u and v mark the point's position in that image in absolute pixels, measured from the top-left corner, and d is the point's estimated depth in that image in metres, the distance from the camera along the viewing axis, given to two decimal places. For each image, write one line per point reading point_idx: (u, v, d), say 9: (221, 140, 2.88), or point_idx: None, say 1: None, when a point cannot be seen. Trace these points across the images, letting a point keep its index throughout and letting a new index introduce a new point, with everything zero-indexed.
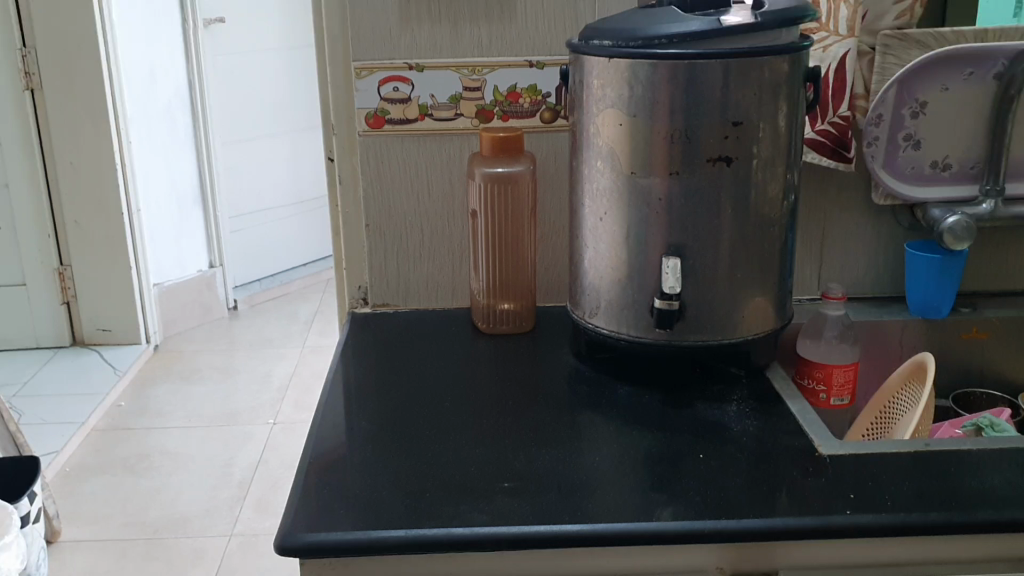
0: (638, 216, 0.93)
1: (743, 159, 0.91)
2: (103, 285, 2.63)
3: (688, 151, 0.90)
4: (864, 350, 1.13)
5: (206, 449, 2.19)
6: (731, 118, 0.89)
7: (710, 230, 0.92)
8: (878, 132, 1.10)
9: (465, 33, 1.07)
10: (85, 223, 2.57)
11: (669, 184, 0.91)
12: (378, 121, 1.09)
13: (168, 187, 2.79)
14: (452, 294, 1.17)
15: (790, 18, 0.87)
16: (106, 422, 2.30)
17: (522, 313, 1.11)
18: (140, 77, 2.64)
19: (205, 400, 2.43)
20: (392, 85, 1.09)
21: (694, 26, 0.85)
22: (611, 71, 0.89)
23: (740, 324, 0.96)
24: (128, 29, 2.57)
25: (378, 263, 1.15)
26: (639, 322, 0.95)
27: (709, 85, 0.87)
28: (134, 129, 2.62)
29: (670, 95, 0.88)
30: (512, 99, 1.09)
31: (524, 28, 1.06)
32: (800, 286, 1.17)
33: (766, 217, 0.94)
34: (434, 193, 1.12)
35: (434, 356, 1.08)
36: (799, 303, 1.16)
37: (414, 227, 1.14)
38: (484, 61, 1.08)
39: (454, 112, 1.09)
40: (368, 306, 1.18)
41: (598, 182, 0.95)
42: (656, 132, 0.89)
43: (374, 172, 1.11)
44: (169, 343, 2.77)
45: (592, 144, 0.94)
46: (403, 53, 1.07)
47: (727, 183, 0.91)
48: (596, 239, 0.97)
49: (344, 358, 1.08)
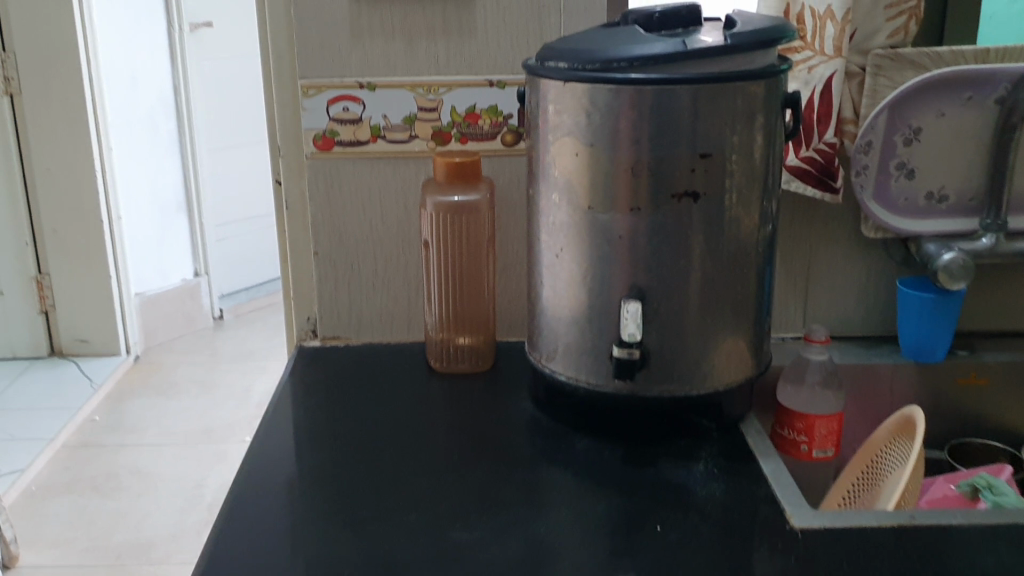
0: (598, 254, 0.84)
1: (712, 194, 0.82)
2: (81, 295, 2.57)
3: (652, 185, 0.81)
4: (850, 394, 1.04)
5: (178, 470, 2.12)
6: (699, 149, 0.80)
7: (677, 271, 0.83)
8: (868, 160, 1.01)
9: (421, 50, 0.99)
10: (63, 232, 2.51)
11: (631, 220, 0.82)
12: (327, 143, 1.01)
13: (151, 193, 2.72)
14: (407, 327, 1.09)
15: (766, 40, 0.79)
16: (78, 439, 2.23)
17: (481, 350, 1.03)
18: (121, 83, 2.56)
19: (183, 416, 2.36)
20: (342, 105, 1.01)
21: (658, 48, 0.77)
22: (568, 96, 0.81)
23: (711, 374, 0.87)
24: (108, 34, 2.50)
25: (327, 294, 1.07)
26: (599, 369, 0.87)
27: (675, 112, 0.78)
28: (114, 135, 2.56)
29: (632, 123, 0.79)
30: (471, 120, 1.01)
31: (484, 45, 0.98)
32: (782, 323, 1.09)
33: (739, 257, 0.85)
34: (388, 220, 1.04)
35: (383, 398, 0.99)
36: (781, 342, 1.08)
37: (367, 256, 1.06)
38: (440, 80, 1.00)
39: (409, 133, 1.01)
40: (318, 338, 1.10)
41: (555, 217, 0.86)
42: (618, 164, 0.81)
43: (324, 198, 1.03)
44: (150, 354, 2.70)
45: (548, 175, 0.86)
46: (354, 71, 0.99)
47: (695, 221, 0.82)
48: (553, 278, 0.88)
49: (286, 398, 1.00)
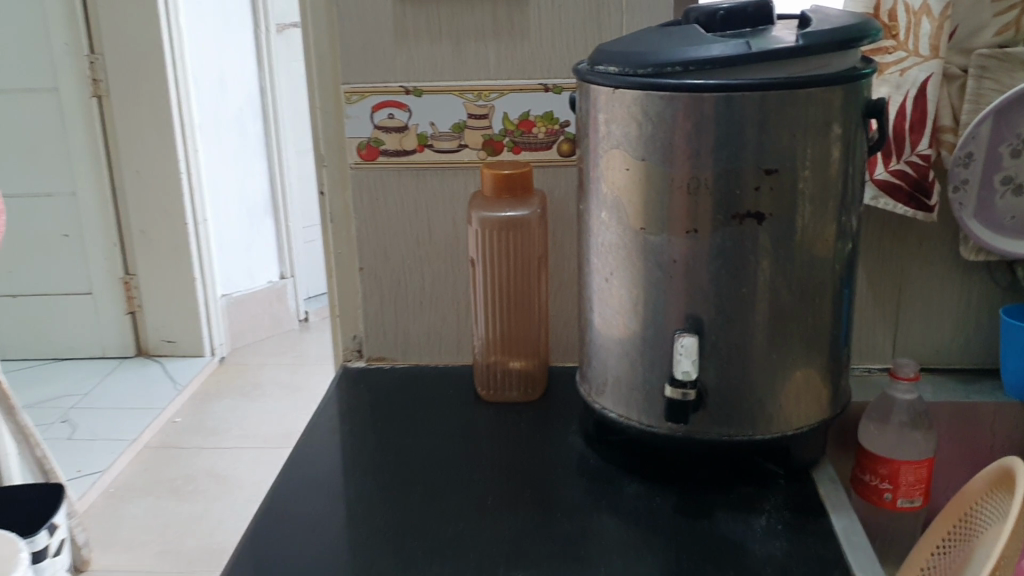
0: (649, 280, 0.75)
1: (779, 214, 0.72)
2: (169, 295, 2.58)
3: (710, 206, 0.72)
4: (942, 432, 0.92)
5: (254, 474, 2.09)
6: (763, 164, 0.70)
7: (739, 301, 0.74)
8: (968, 174, 0.89)
9: (470, 53, 0.92)
10: (152, 233, 2.53)
11: (687, 244, 0.73)
12: (372, 152, 0.95)
13: (238, 195, 2.73)
14: (456, 347, 1.02)
15: (844, 40, 0.69)
16: (159, 439, 2.23)
17: (532, 375, 0.95)
18: (211, 85, 2.58)
19: (263, 418, 2.34)
20: (387, 112, 0.94)
21: (716, 50, 0.68)
22: (618, 105, 0.73)
23: (779, 416, 0.76)
24: (196, 36, 2.51)
25: (372, 311, 1.01)
26: (651, 408, 0.77)
27: (735, 124, 0.69)
28: (202, 137, 2.57)
29: (687, 134, 0.70)
30: (524, 128, 0.94)
31: (539, 46, 0.91)
32: (868, 353, 0.98)
33: (811, 283, 0.75)
34: (436, 233, 0.97)
35: (423, 422, 0.92)
36: (867, 373, 0.98)
37: (413, 272, 0.99)
38: (491, 84, 0.92)
39: (457, 142, 0.94)
40: (363, 358, 1.04)
41: (604, 237, 0.78)
42: (673, 181, 0.72)
43: (368, 209, 0.97)
44: (235, 355, 2.71)
45: (597, 191, 0.77)
46: (398, 75, 0.93)
47: (759, 245, 0.72)
48: (603, 304, 0.80)
49: (324, 421, 0.93)
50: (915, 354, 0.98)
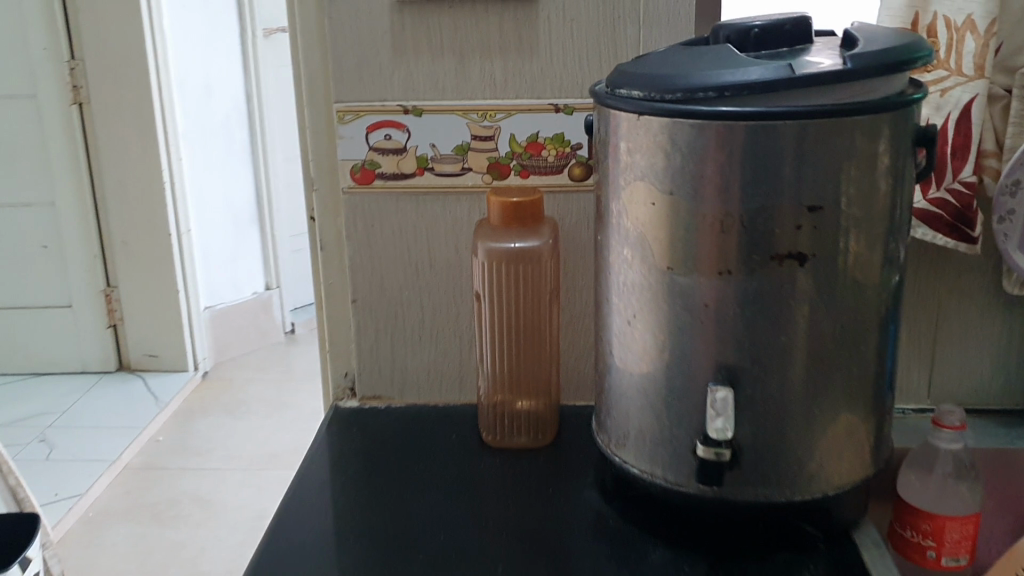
0: (676, 326, 0.68)
1: (823, 254, 0.65)
2: (151, 308, 2.50)
3: (747, 247, 0.65)
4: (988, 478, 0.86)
5: (239, 499, 2.01)
6: (805, 201, 0.63)
7: (777, 350, 0.67)
8: (1015, 204, 0.81)
9: (474, 70, 0.84)
10: (134, 244, 2.45)
11: (719, 287, 0.66)
12: (367, 176, 0.88)
13: (222, 204, 2.64)
14: (458, 385, 0.94)
15: (894, 62, 0.62)
16: (140, 460, 2.15)
17: (541, 418, 0.88)
18: (195, 91, 2.50)
19: (248, 438, 2.25)
20: (384, 132, 0.87)
21: (754, 74, 0.61)
22: (641, 133, 0.66)
23: (819, 475, 0.70)
24: (180, 41, 2.43)
25: (367, 347, 0.94)
26: (679, 466, 0.71)
27: (776, 157, 0.62)
28: (186, 145, 2.48)
29: (721, 167, 0.63)
30: (533, 151, 0.86)
31: (549, 63, 0.84)
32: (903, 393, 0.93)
33: (854, 329, 0.68)
34: (436, 263, 0.90)
35: (423, 474, 0.84)
36: (902, 415, 0.92)
37: (412, 306, 0.92)
38: (497, 104, 0.85)
39: (460, 165, 0.87)
40: (357, 397, 0.96)
41: (625, 277, 0.70)
42: (703, 218, 0.65)
43: (363, 237, 0.90)
44: (219, 369, 2.61)
45: (617, 226, 0.70)
46: (396, 93, 0.86)
47: (800, 289, 0.65)
48: (623, 348, 0.73)
49: (314, 472, 0.85)
50: (953, 395, 0.92)
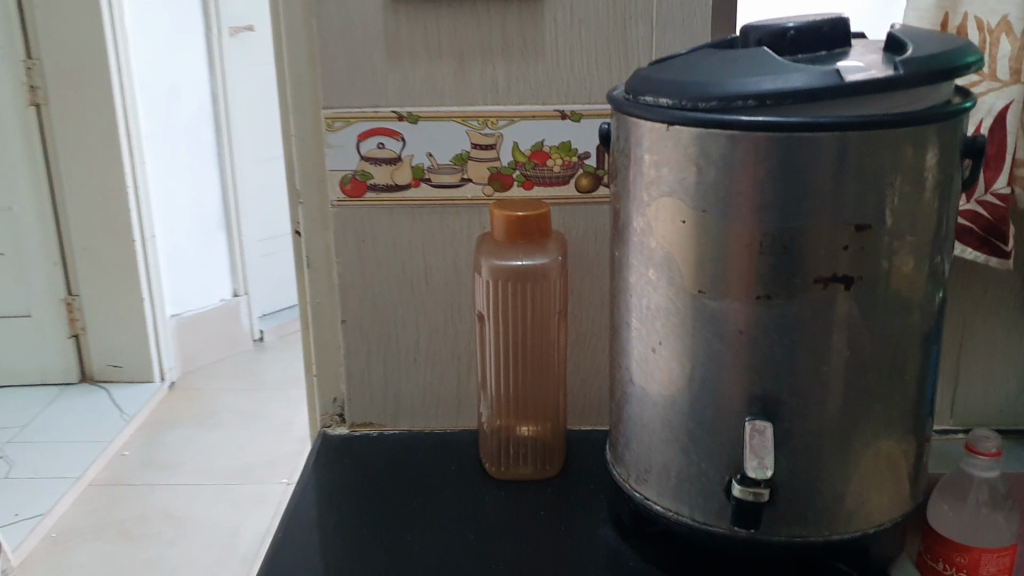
0: (706, 354, 0.63)
1: (868, 277, 0.60)
2: (115, 316, 2.41)
3: (786, 269, 0.59)
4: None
5: (211, 514, 1.92)
6: (852, 219, 0.58)
7: (816, 380, 0.61)
8: None
9: (474, 73, 0.78)
10: (96, 250, 2.35)
11: (753, 312, 0.60)
12: (358, 187, 0.82)
13: (187, 207, 2.55)
14: (455, 410, 0.88)
15: (950, 68, 0.57)
16: (106, 475, 2.06)
17: (548, 447, 0.82)
18: (159, 92, 2.41)
19: (219, 450, 2.16)
20: (377, 140, 0.81)
21: (798, 81, 0.55)
22: (669, 144, 0.60)
23: (859, 512, 0.65)
24: (143, 39, 2.34)
25: (358, 371, 0.88)
26: (708, 503, 0.65)
27: (820, 172, 0.57)
28: (149, 147, 2.39)
29: (759, 182, 0.58)
30: (537, 160, 0.81)
31: (555, 66, 0.78)
32: None
33: (898, 358, 0.63)
34: (433, 280, 0.84)
35: (422, 508, 0.78)
36: None
37: (406, 326, 0.86)
38: (499, 110, 0.79)
39: (459, 176, 0.81)
40: (346, 424, 0.90)
41: (649, 300, 0.65)
42: (738, 238, 0.59)
43: (353, 254, 0.84)
44: (187, 379, 2.52)
45: (640, 245, 0.65)
46: (389, 98, 0.79)
47: (844, 315, 0.60)
48: (645, 376, 0.67)
49: (303, 509, 0.78)
50: (978, 415, 0.89)
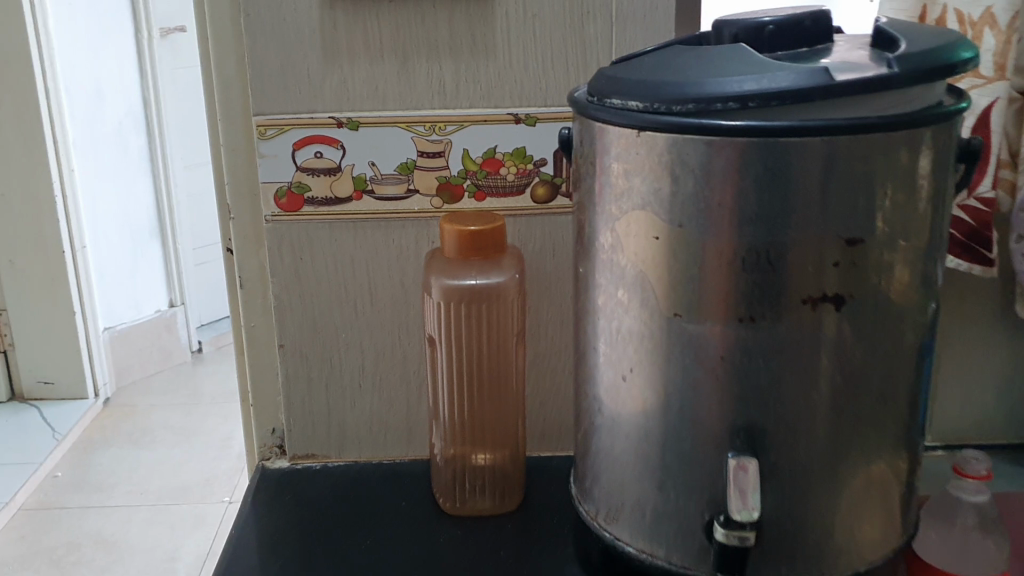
0: (683, 382, 0.57)
1: (861, 295, 0.54)
2: (44, 330, 2.29)
3: (771, 288, 0.53)
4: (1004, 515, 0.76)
5: (147, 539, 1.82)
6: (843, 233, 0.52)
7: (803, 408, 0.56)
8: None
9: (420, 75, 0.72)
10: (21, 262, 2.23)
11: (736, 337, 0.55)
12: (294, 201, 0.75)
13: (117, 216, 2.44)
14: (406, 438, 0.82)
15: (947, 64, 0.52)
16: (36, 499, 1.95)
17: (507, 477, 0.76)
18: (86, 97, 2.29)
19: (155, 470, 2.06)
20: (314, 149, 0.74)
21: (785, 80, 0.49)
22: (641, 152, 0.54)
23: (849, 550, 0.60)
24: (69, 41, 2.22)
25: (298, 399, 0.81)
26: (686, 544, 0.60)
27: (808, 181, 0.51)
28: (77, 154, 2.28)
29: (741, 193, 0.52)
30: (490, 169, 0.74)
31: (507, 66, 0.72)
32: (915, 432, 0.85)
33: (890, 382, 0.58)
34: (379, 300, 0.78)
35: (371, 547, 0.72)
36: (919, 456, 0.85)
37: (350, 349, 0.79)
38: (447, 114, 0.73)
39: (405, 186, 0.75)
40: (287, 456, 0.83)
41: (619, 323, 0.59)
42: (717, 255, 0.54)
43: (290, 273, 0.77)
44: (122, 395, 2.41)
45: (607, 263, 0.59)
46: (327, 103, 0.72)
47: (834, 339, 0.55)
48: (614, 404, 0.61)
49: (238, 555, 0.71)
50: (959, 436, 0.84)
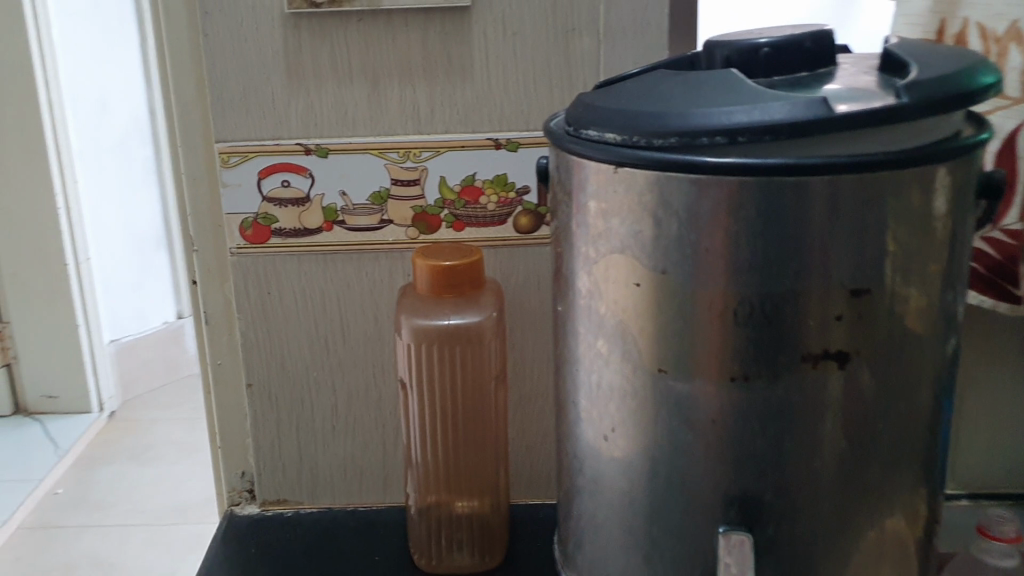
0: (670, 446, 0.51)
1: (869, 351, 0.48)
2: (47, 344, 2.26)
3: (767, 344, 0.47)
4: None
5: (145, 559, 1.77)
6: (847, 282, 0.46)
7: (805, 477, 0.50)
8: None
9: (392, 98, 0.66)
10: (24, 275, 2.20)
11: (726, 398, 0.49)
12: (260, 233, 0.70)
13: (122, 228, 2.40)
14: (384, 484, 0.77)
15: (964, 92, 0.46)
16: (35, 518, 1.91)
17: (488, 530, 0.70)
18: (90, 107, 2.26)
19: (157, 488, 2.02)
20: (281, 177, 0.68)
21: (780, 111, 0.44)
22: (619, 190, 0.48)
23: None
24: (73, 51, 2.18)
25: (269, 443, 0.76)
26: None
27: (808, 226, 0.45)
28: (81, 165, 2.24)
29: (731, 238, 0.46)
30: (469, 198, 0.69)
31: (486, 88, 0.66)
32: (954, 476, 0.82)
33: (903, 446, 0.51)
34: (352, 338, 0.72)
35: None
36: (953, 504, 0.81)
37: (322, 389, 0.74)
38: (422, 140, 0.67)
39: (378, 217, 0.69)
40: (257, 501, 0.78)
41: (600, 377, 0.53)
42: (705, 306, 0.48)
43: (257, 309, 0.71)
44: (127, 409, 2.37)
45: (585, 310, 0.53)
46: (293, 129, 0.67)
47: (838, 399, 0.49)
48: (596, 463, 0.56)
49: None
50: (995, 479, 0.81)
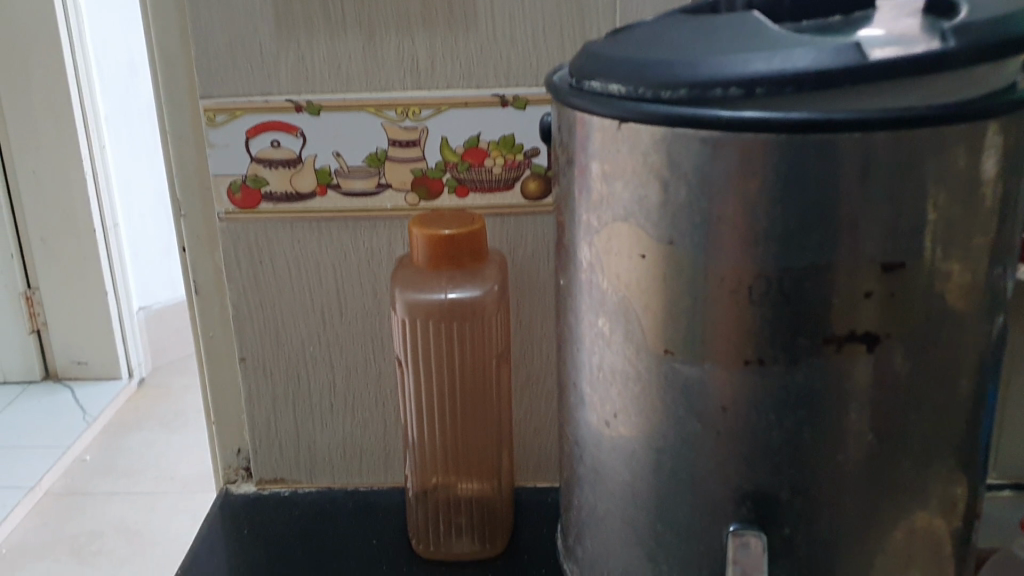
0: (679, 435, 0.46)
1: (903, 333, 0.42)
2: (76, 311, 2.26)
3: (786, 324, 0.42)
4: None
5: (172, 527, 1.76)
6: (878, 256, 0.41)
7: (828, 473, 0.45)
8: None
9: (390, 50, 0.61)
10: (54, 241, 2.20)
11: (740, 383, 0.44)
12: (250, 197, 0.65)
13: (151, 195, 2.39)
14: (385, 464, 0.73)
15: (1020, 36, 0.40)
16: (62, 485, 1.91)
17: (491, 516, 0.66)
18: (118, 72, 2.24)
19: (184, 455, 2.01)
20: (271, 137, 0.64)
21: (804, 59, 0.38)
22: (623, 150, 0.43)
23: None
24: (101, 15, 2.16)
25: (263, 419, 0.72)
26: None
27: (835, 192, 0.39)
28: (109, 130, 2.23)
29: (747, 205, 0.41)
30: (473, 160, 0.64)
31: (491, 39, 0.61)
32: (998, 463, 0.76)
33: (942, 440, 0.46)
34: (349, 310, 0.68)
35: None
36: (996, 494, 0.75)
37: (318, 364, 0.69)
38: (422, 96, 0.62)
39: (375, 181, 0.65)
40: (253, 479, 0.74)
41: (601, 358, 0.48)
42: (717, 282, 0.42)
43: (249, 279, 0.67)
44: (157, 376, 2.36)
45: (587, 283, 0.48)
46: (284, 84, 0.62)
47: (869, 387, 0.43)
48: (598, 451, 0.51)
49: None
50: None
